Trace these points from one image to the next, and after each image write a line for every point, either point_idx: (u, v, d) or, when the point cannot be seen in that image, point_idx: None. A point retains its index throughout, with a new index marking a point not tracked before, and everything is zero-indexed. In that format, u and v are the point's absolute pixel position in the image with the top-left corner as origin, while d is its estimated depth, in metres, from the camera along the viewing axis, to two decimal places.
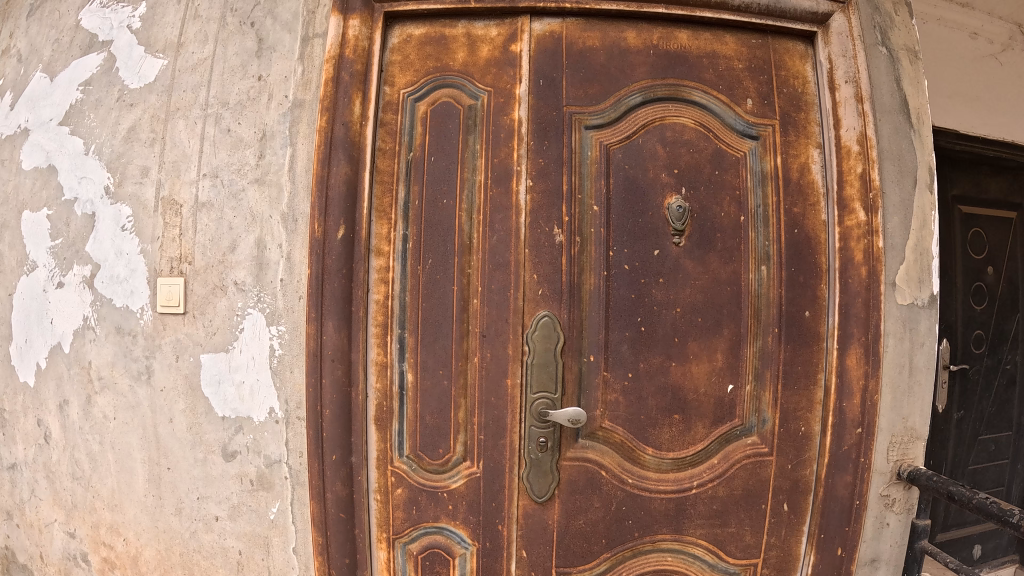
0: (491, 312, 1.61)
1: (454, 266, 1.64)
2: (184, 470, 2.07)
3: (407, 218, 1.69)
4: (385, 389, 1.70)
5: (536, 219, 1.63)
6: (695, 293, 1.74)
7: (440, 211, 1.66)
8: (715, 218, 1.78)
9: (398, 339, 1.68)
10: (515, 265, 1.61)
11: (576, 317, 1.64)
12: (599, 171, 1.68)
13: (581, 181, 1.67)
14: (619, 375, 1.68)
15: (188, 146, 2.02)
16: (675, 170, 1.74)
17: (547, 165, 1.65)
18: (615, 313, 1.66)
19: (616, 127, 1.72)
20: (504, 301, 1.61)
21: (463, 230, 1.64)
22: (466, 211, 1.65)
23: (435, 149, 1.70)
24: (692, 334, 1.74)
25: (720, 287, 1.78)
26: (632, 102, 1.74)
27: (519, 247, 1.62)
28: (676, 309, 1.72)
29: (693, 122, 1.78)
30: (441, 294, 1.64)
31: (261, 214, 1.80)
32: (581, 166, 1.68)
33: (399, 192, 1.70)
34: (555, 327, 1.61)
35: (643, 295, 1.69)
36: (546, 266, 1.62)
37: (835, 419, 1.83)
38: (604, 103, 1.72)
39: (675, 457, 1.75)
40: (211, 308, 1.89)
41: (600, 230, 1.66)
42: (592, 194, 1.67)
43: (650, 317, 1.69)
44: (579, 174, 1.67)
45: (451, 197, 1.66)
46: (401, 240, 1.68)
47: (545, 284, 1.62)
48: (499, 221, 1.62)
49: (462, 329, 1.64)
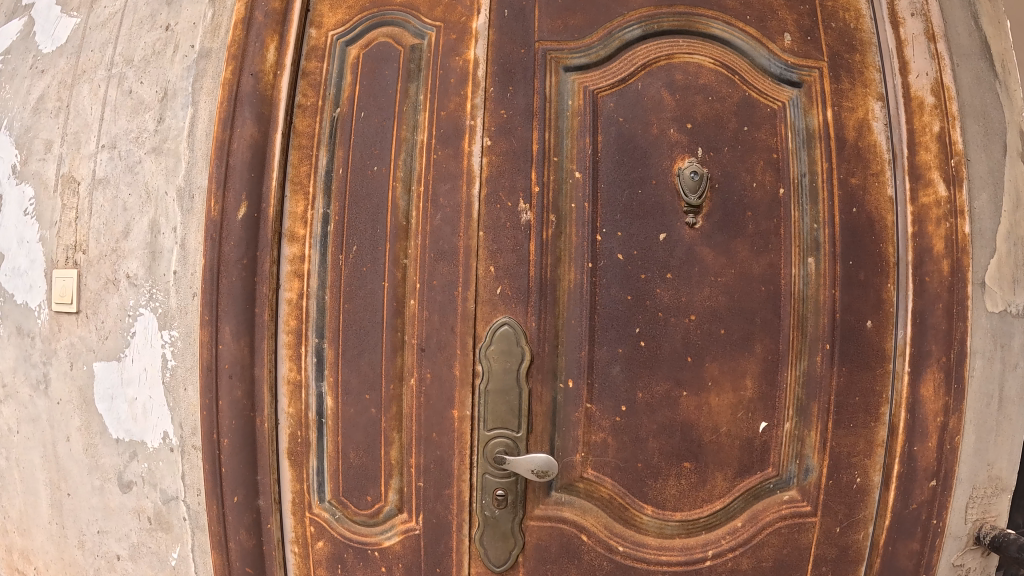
0: (433, 315, 1.18)
1: (385, 255, 1.19)
2: (85, 498, 1.71)
3: (329, 192, 1.24)
4: (299, 415, 1.27)
5: (495, 189, 1.19)
6: (717, 294, 1.30)
7: (370, 181, 1.22)
8: (743, 194, 1.35)
9: (315, 351, 1.24)
10: (464, 252, 1.18)
11: (547, 324, 1.20)
12: (584, 128, 1.25)
13: (559, 139, 1.24)
14: (607, 410, 1.24)
15: (92, 114, 1.67)
16: (688, 126, 1.31)
17: (513, 117, 1.22)
18: (604, 324, 1.22)
19: (607, 68, 1.29)
20: (450, 303, 1.17)
21: (397, 206, 1.20)
22: (403, 183, 1.22)
23: (365, 102, 1.27)
24: (710, 351, 1.29)
25: (749, 288, 1.33)
26: (628, 36, 1.31)
27: (472, 226, 1.18)
28: (689, 320, 1.27)
29: (713, 64, 1.37)
30: (368, 291, 1.20)
31: (155, 190, 1.42)
32: (558, 122, 1.25)
33: (320, 159, 1.26)
34: (519, 339, 1.17)
35: (644, 297, 1.24)
36: (507, 255, 1.18)
37: (903, 469, 1.42)
38: (591, 38, 1.28)
39: (682, 520, 1.33)
40: (103, 306, 1.52)
41: (586, 206, 1.23)
42: (574, 158, 1.24)
43: (653, 330, 1.25)
44: (558, 130, 1.24)
45: (383, 163, 1.22)
46: (319, 222, 1.24)
47: (506, 278, 1.18)
48: (445, 193, 1.19)
49: (394, 342, 1.20)
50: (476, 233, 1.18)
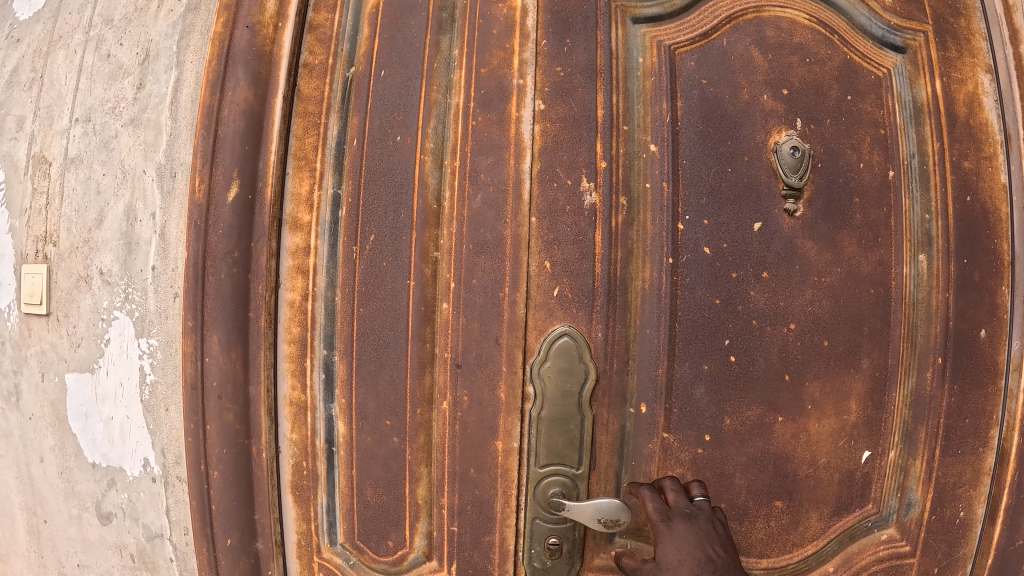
0: (472, 322, 0.93)
1: (410, 247, 0.95)
2: (60, 527, 1.47)
3: (341, 169, 1.01)
4: (304, 442, 1.03)
5: (550, 164, 0.95)
6: (819, 298, 1.09)
7: (392, 153, 0.97)
8: (847, 176, 1.12)
9: (323, 367, 1.00)
10: (511, 244, 0.93)
11: (617, 334, 0.97)
12: (658, 91, 1.01)
13: (627, 104, 1.00)
14: (689, 440, 1.03)
15: (66, 85, 1.44)
16: (784, 91, 1.08)
17: (572, 75, 0.98)
18: (688, 336, 1.01)
19: (683, 20, 1.05)
20: (495, 307, 0.93)
21: (427, 184, 0.95)
22: (432, 157, 0.97)
23: (385, 58, 1.03)
24: (812, 366, 1.08)
25: (855, 290, 1.11)
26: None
27: (522, 212, 0.93)
28: (789, 331, 1.07)
29: (807, 23, 1.13)
30: (390, 289, 0.95)
31: (133, 169, 1.20)
32: (626, 83, 1.01)
33: (331, 130, 1.03)
34: (583, 354, 0.94)
35: (737, 301, 1.03)
36: (566, 246, 0.94)
37: (1011, 501, 1.20)
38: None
39: (768, 568, 1.10)
40: (75, 308, 1.29)
41: (664, 186, 0.99)
42: (646, 128, 1.01)
43: (746, 343, 1.04)
44: (627, 92, 1.00)
45: (408, 132, 0.97)
46: (329, 206, 1.00)
47: (565, 275, 0.94)
48: (486, 169, 0.95)
49: (421, 356, 0.95)
50: (527, 220, 0.93)
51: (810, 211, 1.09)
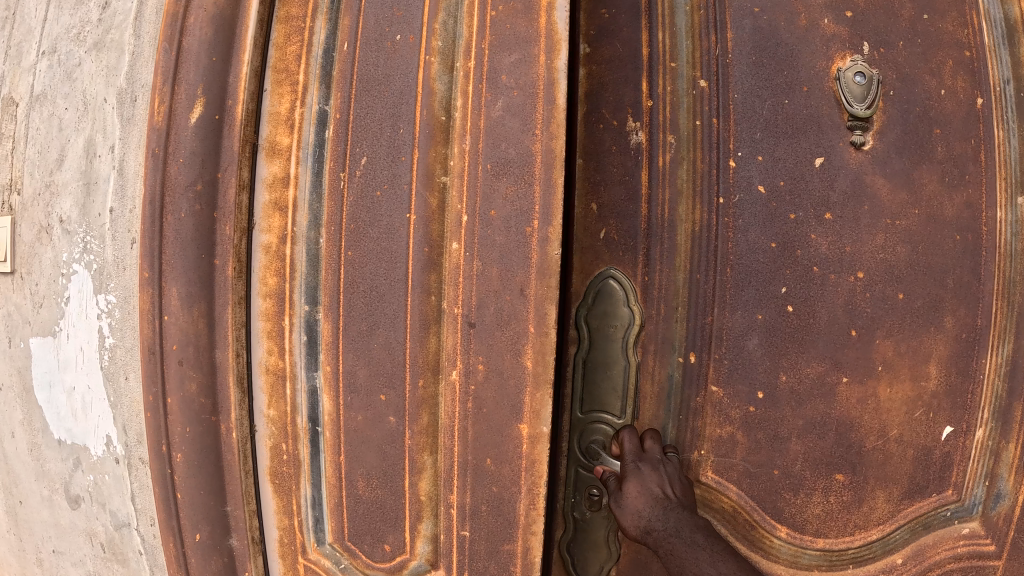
0: (490, 268, 0.72)
1: (411, 171, 0.75)
2: (36, 509, 1.29)
3: (329, 79, 0.82)
4: (282, 418, 0.86)
5: (595, 107, 0.97)
6: (895, 244, 0.95)
7: (389, 57, 0.78)
8: (926, 106, 0.96)
9: (305, 327, 0.83)
10: (542, 161, 0.72)
11: (666, 278, 0.93)
12: (709, 24, 0.96)
13: (674, 41, 0.97)
14: (737, 398, 0.93)
15: (34, 16, 1.25)
16: (847, 14, 0.96)
17: (620, 20, 0.97)
18: (741, 282, 0.92)
19: None
20: (521, 246, 0.72)
21: (433, 90, 0.76)
22: (441, 60, 0.77)
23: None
24: (882, 324, 0.94)
25: (937, 237, 0.95)
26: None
27: (558, 118, 0.72)
28: (853, 283, 0.95)
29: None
30: (385, 224, 0.76)
31: (94, 98, 1.02)
32: (675, 19, 0.97)
33: (317, 32, 0.84)
34: (629, 301, 0.94)
35: (795, 245, 0.92)
36: (614, 188, 0.95)
37: None
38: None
39: (824, 549, 0.95)
40: (37, 263, 1.12)
41: (710, 121, 0.93)
42: (697, 64, 0.95)
43: (806, 293, 0.92)
44: (675, 28, 0.97)
45: (411, 29, 0.78)
46: (312, 125, 0.82)
47: (612, 216, 0.94)
48: (510, 68, 0.74)
49: (424, 313, 0.75)
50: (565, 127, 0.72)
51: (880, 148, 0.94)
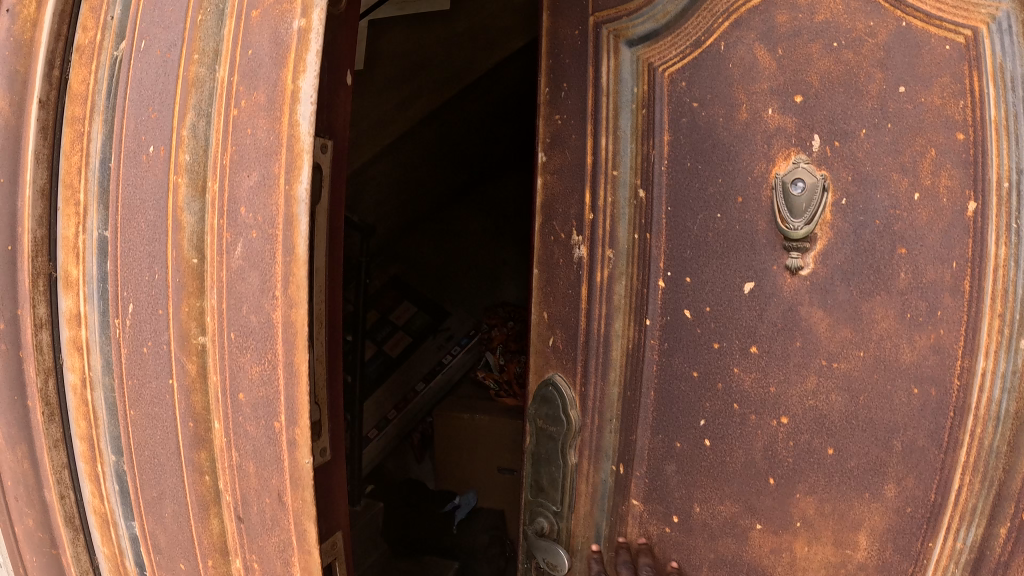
0: (245, 465, 0.56)
1: (168, 329, 0.57)
2: None
3: (104, 197, 0.62)
4: (116, 559, 0.82)
5: (549, 220, 0.93)
6: (827, 388, 0.73)
7: (143, 174, 0.56)
8: (887, 220, 0.69)
9: (116, 476, 0.76)
10: (281, 342, 0.48)
11: (600, 391, 0.89)
12: (652, 126, 0.82)
13: (617, 147, 0.85)
14: (658, 517, 0.86)
15: None
16: (798, 98, 0.72)
17: (572, 126, 0.89)
18: (665, 408, 0.84)
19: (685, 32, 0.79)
20: (272, 444, 0.53)
21: (182, 223, 0.54)
22: (196, 178, 0.54)
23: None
24: (804, 476, 0.76)
25: (881, 383, 0.71)
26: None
27: (296, 277, 0.46)
28: (774, 425, 0.77)
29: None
30: (154, 388, 0.61)
31: None
32: (620, 119, 0.84)
33: (93, 127, 0.62)
34: (569, 408, 0.91)
35: (717, 377, 0.80)
36: (559, 300, 0.92)
37: None
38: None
39: None
40: None
41: (642, 232, 0.84)
42: (640, 171, 0.83)
43: (724, 430, 0.80)
44: (621, 129, 0.84)
45: (161, 136, 0.54)
46: (95, 256, 0.65)
47: (559, 327, 0.92)
48: (251, 193, 0.49)
49: (200, 492, 0.63)
50: (304, 292, 0.46)
51: (818, 269, 0.71)
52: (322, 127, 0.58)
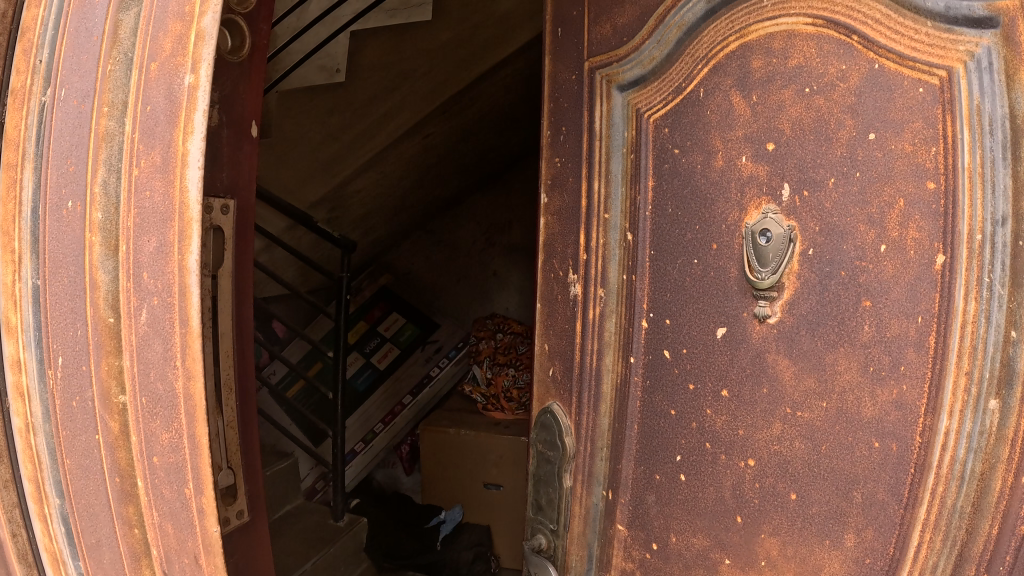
0: (164, 526, 0.46)
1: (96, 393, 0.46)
2: None
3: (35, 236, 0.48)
4: None
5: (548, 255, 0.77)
6: (792, 436, 0.53)
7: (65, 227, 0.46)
8: (852, 273, 0.48)
9: None
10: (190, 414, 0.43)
11: (591, 421, 0.72)
12: (639, 174, 0.65)
13: (610, 189, 0.68)
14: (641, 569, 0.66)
15: None
16: (770, 146, 0.53)
17: (568, 166, 0.73)
18: (645, 442, 0.66)
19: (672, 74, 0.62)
20: (187, 507, 0.45)
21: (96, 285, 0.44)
22: (111, 237, 0.45)
23: (74, 30, 0.47)
24: (770, 515, 0.55)
25: (844, 435, 0.50)
26: (678, 5, 0.60)
27: (192, 351, 0.41)
28: (738, 466, 0.57)
29: (811, 30, 0.50)
30: (84, 443, 0.48)
31: None
32: (611, 164, 0.68)
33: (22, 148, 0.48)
34: (563, 437, 0.75)
35: (692, 414, 0.61)
36: (557, 332, 0.76)
37: None
38: (643, 36, 0.63)
39: None
40: None
41: (630, 276, 0.67)
42: (633, 221, 0.66)
43: (698, 470, 0.60)
44: (613, 173, 0.68)
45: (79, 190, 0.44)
46: (32, 306, 0.49)
47: (557, 357, 0.77)
48: (152, 259, 0.42)
49: (134, 545, 0.49)
50: (200, 366, 0.40)
51: (788, 319, 0.52)
52: (223, 182, 0.53)
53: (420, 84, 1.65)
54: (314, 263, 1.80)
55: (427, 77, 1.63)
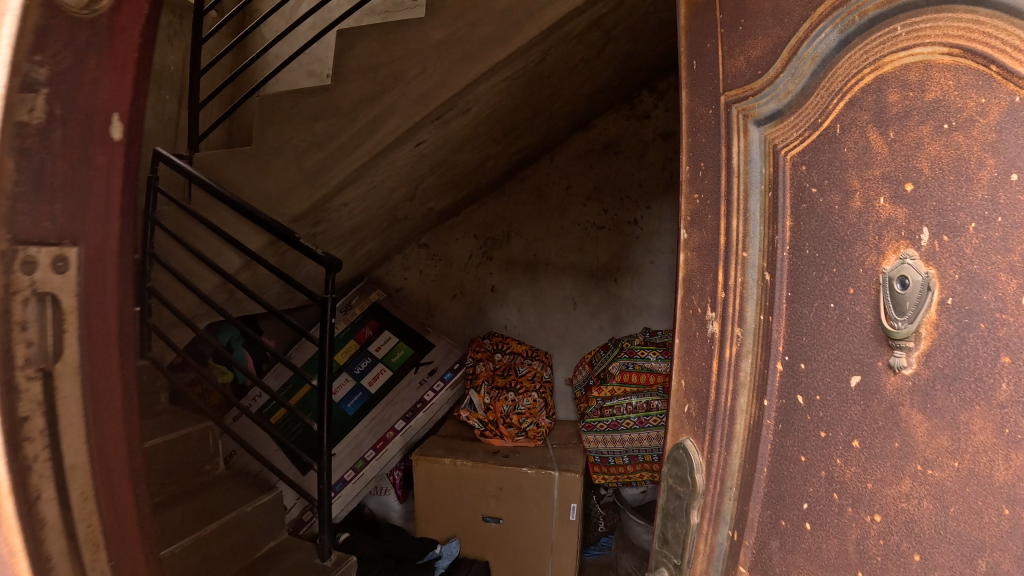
0: None
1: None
2: None
3: None
4: None
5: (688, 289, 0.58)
6: (919, 494, 0.32)
7: None
8: (992, 327, 0.29)
9: None
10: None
11: (721, 466, 0.51)
12: (777, 215, 0.46)
13: (748, 227, 0.49)
14: None
15: None
16: (907, 186, 0.33)
17: (706, 204, 0.54)
18: (772, 491, 0.45)
19: (803, 122, 0.42)
20: None
21: None
22: None
23: None
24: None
25: (971, 499, 0.30)
26: (817, 21, 0.40)
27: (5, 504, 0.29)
28: (861, 520, 0.36)
29: (946, 60, 0.31)
30: None
31: None
32: (748, 204, 0.49)
33: None
34: (696, 473, 0.54)
35: (820, 458, 0.40)
36: (696, 359, 0.56)
37: None
38: (775, 67, 0.44)
39: None
40: None
41: (768, 317, 0.47)
42: (771, 262, 0.46)
43: (823, 520, 0.40)
44: (751, 215, 0.48)
45: None
46: None
47: (694, 394, 0.56)
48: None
49: None
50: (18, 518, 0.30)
51: (931, 375, 0.32)
52: None
53: (410, 87, 1.43)
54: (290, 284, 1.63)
55: (418, 78, 1.42)
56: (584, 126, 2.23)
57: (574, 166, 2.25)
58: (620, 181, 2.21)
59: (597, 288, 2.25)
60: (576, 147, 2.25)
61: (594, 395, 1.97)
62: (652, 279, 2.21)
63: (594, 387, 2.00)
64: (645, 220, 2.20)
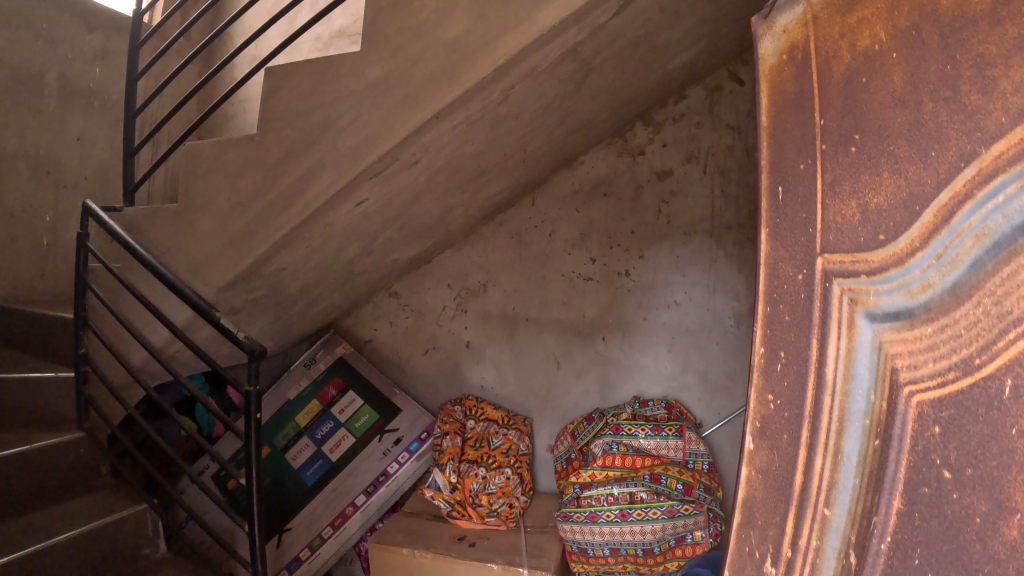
0: None
1: None
2: None
3: None
4: None
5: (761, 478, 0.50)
6: None
7: None
8: None
9: None
10: None
11: None
12: (887, 456, 0.36)
13: (844, 443, 0.40)
14: None
15: None
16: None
17: (791, 379, 0.47)
18: None
19: (949, 328, 0.33)
20: None
21: None
22: None
23: None
24: None
25: None
26: (987, 172, 0.30)
27: None
28: None
29: None
30: None
31: None
32: (851, 411, 0.40)
33: None
34: None
35: None
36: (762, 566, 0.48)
37: None
38: (912, 234, 0.35)
39: None
40: None
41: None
42: (870, 511, 0.37)
43: None
44: (851, 429, 0.40)
45: None
46: None
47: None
48: None
49: None
50: None
51: None
52: None
53: (343, 137, 1.15)
54: (212, 364, 1.41)
55: (351, 126, 1.14)
56: (569, 164, 2.04)
57: (558, 208, 2.04)
58: (610, 227, 2.00)
59: (583, 347, 2.02)
60: (561, 188, 2.05)
61: (571, 480, 1.72)
62: (644, 338, 1.97)
63: (573, 470, 1.75)
64: (637, 272, 1.97)
